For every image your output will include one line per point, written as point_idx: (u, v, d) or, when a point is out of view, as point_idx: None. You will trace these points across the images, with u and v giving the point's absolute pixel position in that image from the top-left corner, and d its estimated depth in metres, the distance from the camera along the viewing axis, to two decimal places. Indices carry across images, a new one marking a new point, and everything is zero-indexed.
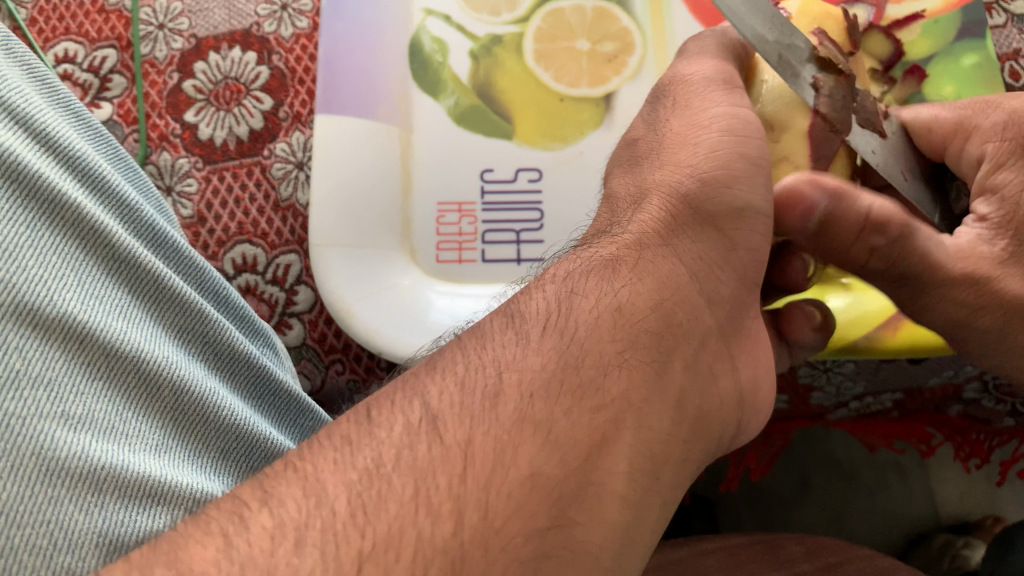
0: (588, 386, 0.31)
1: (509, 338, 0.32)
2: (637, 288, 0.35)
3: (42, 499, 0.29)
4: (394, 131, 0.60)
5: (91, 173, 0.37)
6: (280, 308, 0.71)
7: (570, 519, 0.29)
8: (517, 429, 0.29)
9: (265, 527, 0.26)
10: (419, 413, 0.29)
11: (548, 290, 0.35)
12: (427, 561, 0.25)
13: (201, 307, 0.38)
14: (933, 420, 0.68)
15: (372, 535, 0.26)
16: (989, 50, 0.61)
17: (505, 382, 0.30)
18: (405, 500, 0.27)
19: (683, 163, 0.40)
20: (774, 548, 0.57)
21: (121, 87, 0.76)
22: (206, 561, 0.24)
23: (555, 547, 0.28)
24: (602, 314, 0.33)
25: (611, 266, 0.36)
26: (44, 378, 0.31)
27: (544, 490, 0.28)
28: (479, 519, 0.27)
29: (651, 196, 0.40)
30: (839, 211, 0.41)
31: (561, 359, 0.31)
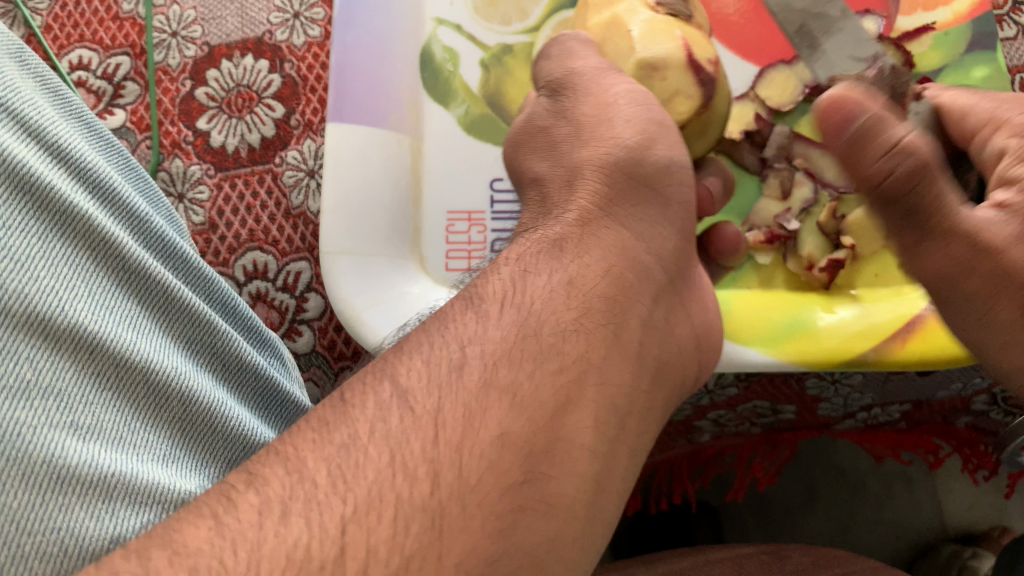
0: (549, 351, 0.32)
1: (470, 316, 0.33)
2: (586, 259, 0.37)
3: (52, 507, 0.29)
4: (405, 140, 0.60)
5: (101, 184, 0.37)
6: (289, 315, 0.71)
7: (541, 473, 0.30)
8: (483, 394, 0.30)
9: (251, 504, 0.26)
10: (389, 391, 0.29)
11: (504, 273, 0.35)
12: (409, 521, 0.26)
13: (209, 318, 0.39)
14: (941, 431, 0.68)
15: (353, 501, 0.26)
16: (1000, 63, 0.60)
17: (468, 360, 0.31)
18: (381, 466, 0.27)
19: (607, 137, 0.42)
20: (779, 559, 0.57)
21: (134, 94, 0.76)
22: (201, 540, 0.25)
23: (530, 500, 0.29)
24: (556, 288, 0.35)
25: (558, 245, 0.37)
26: (54, 388, 0.31)
27: (517, 452, 0.29)
28: (454, 477, 0.28)
29: (584, 172, 0.41)
30: (875, 126, 0.40)
31: (521, 329, 0.32)
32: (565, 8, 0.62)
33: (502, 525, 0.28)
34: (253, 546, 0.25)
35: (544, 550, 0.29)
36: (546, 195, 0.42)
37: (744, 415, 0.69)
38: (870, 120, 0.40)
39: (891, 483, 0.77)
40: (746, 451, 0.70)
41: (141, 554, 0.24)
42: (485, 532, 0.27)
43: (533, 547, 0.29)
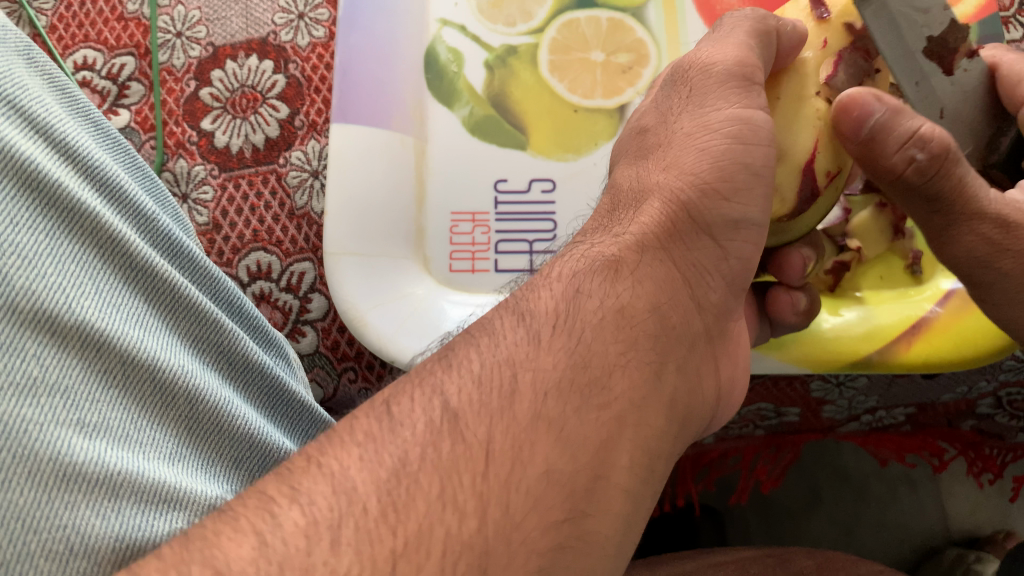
0: (597, 385, 0.31)
1: (513, 321, 0.32)
2: (637, 290, 0.34)
3: (60, 504, 0.29)
4: (408, 140, 0.60)
5: (108, 183, 0.38)
6: (293, 315, 0.71)
7: (582, 511, 0.29)
8: (531, 428, 0.29)
9: (298, 526, 0.25)
10: (440, 412, 0.28)
11: (556, 287, 0.34)
12: (456, 558, 0.26)
13: (216, 317, 0.39)
14: (945, 434, 0.67)
15: (403, 533, 0.25)
16: None
17: (520, 385, 0.30)
18: (431, 499, 0.26)
19: (686, 169, 0.38)
20: (783, 561, 0.57)
21: (139, 94, 0.76)
22: (245, 560, 0.24)
23: (569, 538, 0.28)
24: (606, 315, 0.33)
25: (613, 267, 0.35)
26: (61, 386, 0.31)
27: (562, 490, 0.28)
28: (501, 514, 0.27)
29: (652, 200, 0.38)
30: (890, 124, 0.39)
31: (570, 359, 0.31)
32: (571, 10, 0.63)
33: (543, 563, 0.27)
34: (303, 574, 0.24)
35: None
36: (614, 208, 0.40)
37: (749, 418, 0.69)
38: (882, 117, 0.39)
39: (895, 486, 0.77)
40: (749, 454, 0.69)
41: (181, 569, 0.24)
42: (526, 569, 0.27)
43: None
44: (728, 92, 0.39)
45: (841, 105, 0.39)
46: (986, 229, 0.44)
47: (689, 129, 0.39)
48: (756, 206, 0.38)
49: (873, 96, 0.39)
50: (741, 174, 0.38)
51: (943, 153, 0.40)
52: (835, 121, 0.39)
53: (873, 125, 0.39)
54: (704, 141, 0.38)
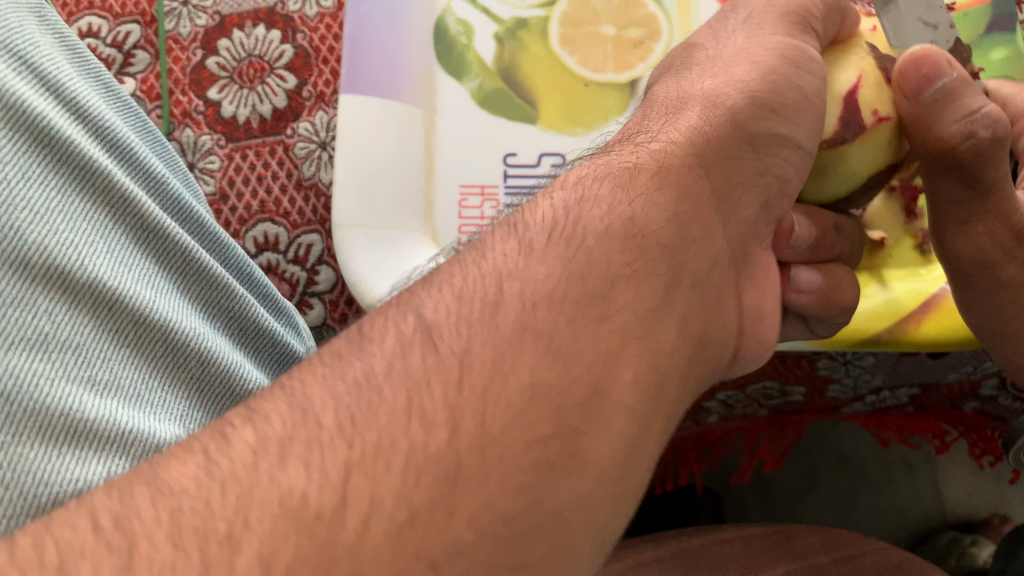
0: (595, 298, 0.27)
1: (511, 246, 0.28)
2: (654, 198, 0.31)
3: (71, 460, 0.29)
4: (418, 112, 0.59)
5: (119, 144, 0.37)
6: (301, 287, 0.71)
7: (574, 428, 0.25)
8: (517, 340, 0.25)
9: (247, 443, 0.22)
10: (413, 326, 0.25)
11: (557, 198, 0.31)
12: (420, 471, 0.22)
13: (226, 282, 0.38)
14: (949, 415, 0.68)
15: (360, 445, 0.22)
16: (1021, 45, 0.59)
17: (506, 295, 0.26)
18: (396, 409, 0.23)
19: (735, 78, 0.37)
20: (788, 539, 0.57)
21: (145, 62, 0.76)
22: (187, 479, 0.21)
23: (558, 455, 0.24)
24: (613, 224, 0.30)
25: (631, 173, 0.32)
26: (72, 342, 0.31)
27: (549, 405, 0.25)
28: (475, 427, 0.23)
29: (693, 100, 0.37)
30: (956, 89, 0.39)
31: (567, 268, 0.28)
32: None
33: (525, 482, 0.23)
34: (243, 493, 0.21)
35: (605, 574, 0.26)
36: (645, 117, 0.38)
37: (753, 397, 0.67)
38: (953, 80, 0.39)
39: (892, 469, 0.78)
40: (752, 432, 0.70)
41: (123, 490, 0.21)
42: (505, 487, 0.23)
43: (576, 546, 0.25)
44: (790, 24, 0.40)
45: (916, 60, 0.38)
46: (1000, 233, 0.47)
47: (744, 46, 0.39)
48: (803, 129, 0.38)
49: (945, 59, 0.39)
50: (791, 92, 0.37)
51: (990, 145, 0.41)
52: (903, 75, 0.39)
53: (944, 86, 0.38)
54: (756, 55, 0.38)
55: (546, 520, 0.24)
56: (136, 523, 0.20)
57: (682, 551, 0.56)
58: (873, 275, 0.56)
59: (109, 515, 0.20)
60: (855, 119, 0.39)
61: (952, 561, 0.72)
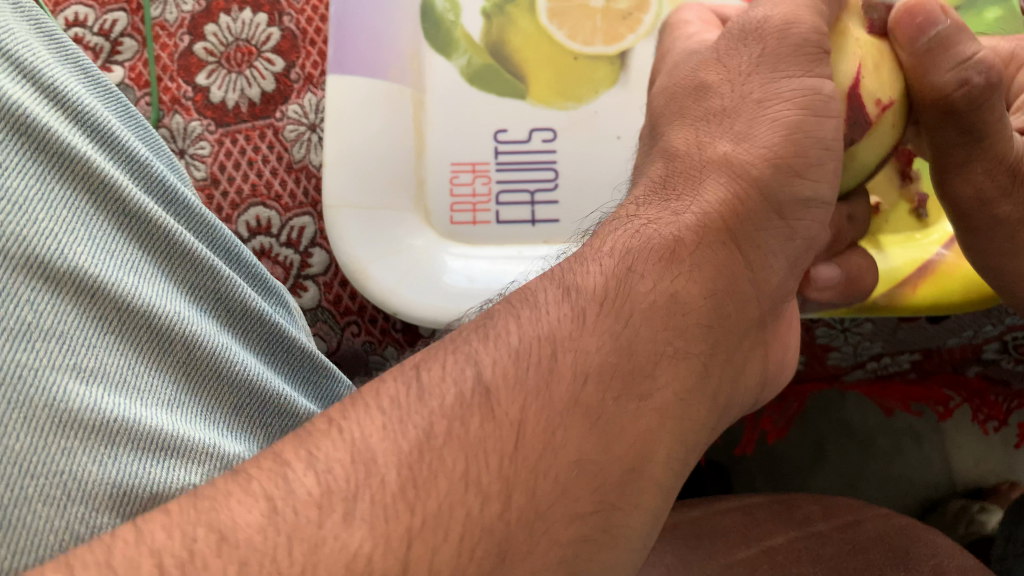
0: (642, 375, 0.29)
1: (565, 312, 0.29)
2: (691, 277, 0.31)
3: (56, 450, 0.29)
4: (406, 91, 0.59)
5: (99, 130, 0.37)
6: (294, 269, 0.71)
7: (611, 504, 0.28)
8: (568, 413, 0.27)
9: (312, 499, 0.24)
10: (471, 384, 0.27)
11: (603, 265, 0.32)
12: (473, 543, 0.25)
13: (212, 264, 0.38)
14: (951, 381, 0.66)
15: (422, 512, 0.24)
16: (1014, 4, 0.58)
17: (560, 364, 0.28)
18: (455, 479, 0.25)
19: (756, 140, 0.35)
20: (789, 507, 0.57)
21: (132, 50, 0.75)
22: (252, 530, 0.23)
23: (593, 531, 0.27)
24: (658, 301, 0.31)
25: (670, 255, 0.32)
26: (56, 331, 0.31)
27: (592, 482, 0.27)
28: (526, 502, 0.26)
29: (714, 159, 0.35)
30: (951, 38, 0.37)
31: (616, 343, 0.29)
32: None
33: (566, 556, 0.26)
34: (310, 549, 0.23)
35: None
36: (667, 179, 0.36)
37: None
38: (948, 28, 0.36)
39: (899, 439, 0.78)
40: None
41: (185, 529, 0.23)
42: (547, 561, 0.26)
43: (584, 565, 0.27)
44: (802, 57, 0.35)
45: (907, 8, 0.36)
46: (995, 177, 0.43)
47: (760, 97, 0.35)
48: (828, 183, 0.35)
49: (939, 7, 0.36)
50: (813, 149, 0.34)
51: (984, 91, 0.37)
52: (896, 24, 0.37)
53: (936, 34, 0.36)
54: (777, 110, 0.34)
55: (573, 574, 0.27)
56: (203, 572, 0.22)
57: (683, 522, 0.56)
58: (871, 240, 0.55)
59: (176, 560, 0.22)
60: (861, 116, 0.36)
61: (961, 527, 0.73)
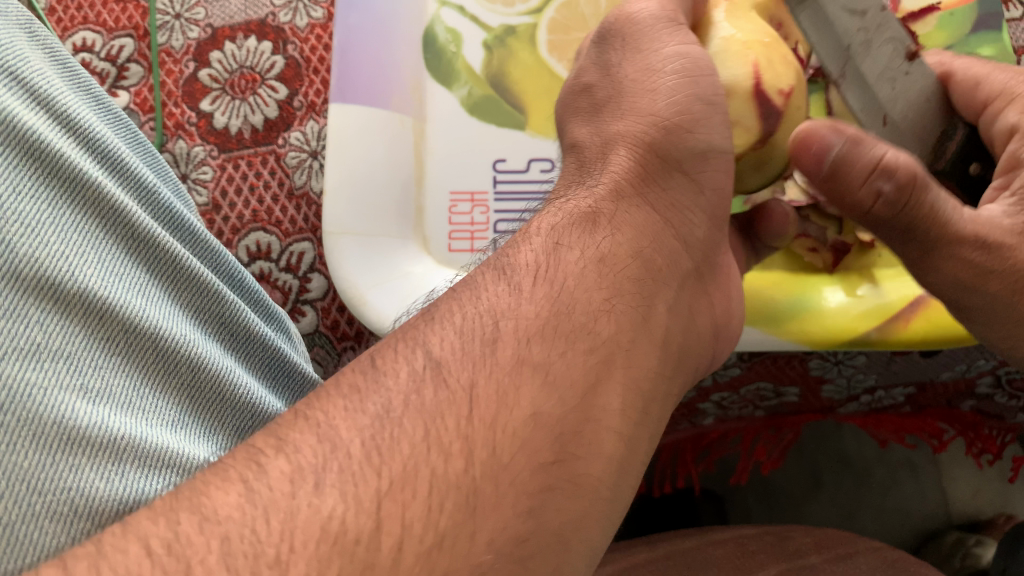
0: (581, 330, 0.31)
1: (502, 287, 0.31)
2: (617, 239, 0.34)
3: (64, 467, 0.29)
4: (408, 121, 0.60)
5: (109, 155, 0.38)
6: (293, 295, 0.72)
7: (571, 453, 0.29)
8: (516, 372, 0.28)
9: (283, 472, 0.24)
10: (422, 361, 0.28)
11: (535, 243, 0.34)
12: (443, 497, 0.25)
13: (217, 289, 0.39)
14: (945, 414, 0.67)
15: (388, 474, 0.25)
16: (1006, 43, 0.59)
17: (502, 333, 0.29)
18: (416, 440, 0.26)
19: (643, 111, 0.38)
20: (782, 539, 0.57)
21: (138, 75, 0.77)
22: (230, 507, 0.23)
23: (558, 480, 0.28)
24: (587, 266, 0.33)
25: (591, 219, 0.35)
26: (64, 352, 0.31)
27: (548, 431, 0.28)
28: (488, 455, 0.26)
29: (617, 145, 0.38)
30: (852, 159, 0.38)
31: (553, 306, 0.31)
32: None
33: (533, 503, 0.27)
34: (285, 518, 0.23)
35: (585, 561, 0.29)
36: (582, 165, 0.39)
37: (748, 398, 0.67)
38: (842, 151, 0.38)
39: (896, 471, 0.78)
40: (749, 435, 0.69)
41: (169, 516, 0.23)
42: (516, 510, 0.26)
43: (558, 526, 0.28)
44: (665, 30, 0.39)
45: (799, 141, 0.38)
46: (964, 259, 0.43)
47: (635, 75, 0.39)
48: (719, 134, 0.38)
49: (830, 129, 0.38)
50: (696, 105, 0.37)
51: (909, 182, 0.38)
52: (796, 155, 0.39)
53: (832, 160, 0.38)
54: (653, 82, 0.38)
55: (550, 538, 0.27)
56: (189, 547, 0.22)
57: (676, 552, 0.56)
58: (866, 275, 0.56)
59: (161, 540, 0.23)
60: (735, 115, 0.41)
61: (956, 561, 0.72)
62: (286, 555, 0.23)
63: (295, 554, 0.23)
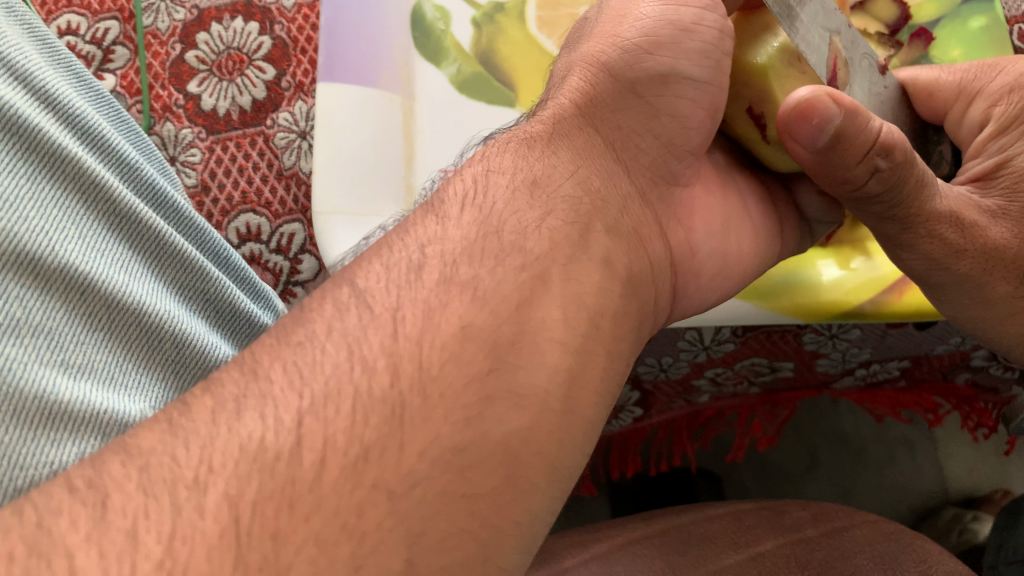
0: (511, 248, 0.31)
1: (431, 220, 0.32)
2: (552, 160, 0.35)
3: (45, 442, 0.29)
4: (396, 99, 0.60)
5: (90, 131, 0.37)
6: (284, 276, 0.70)
7: (510, 363, 0.29)
8: (443, 290, 0.29)
9: (206, 406, 0.25)
10: (347, 293, 0.28)
11: (467, 174, 0.34)
12: (368, 411, 0.25)
13: (203, 265, 0.38)
14: (941, 388, 0.66)
15: (310, 395, 0.25)
16: (998, 12, 0.58)
17: (428, 253, 0.30)
18: (340, 361, 0.26)
19: (612, 33, 0.39)
20: (778, 513, 0.57)
21: (124, 58, 0.76)
22: (152, 441, 0.23)
23: (497, 391, 0.28)
24: (518, 188, 0.34)
25: (528, 143, 0.36)
26: (45, 328, 0.31)
27: (479, 343, 0.28)
28: (414, 369, 0.27)
29: (575, 68, 0.39)
30: (851, 130, 0.37)
31: (481, 227, 0.31)
32: None
33: (469, 414, 0.27)
34: (205, 444, 0.23)
35: (545, 477, 0.29)
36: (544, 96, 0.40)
37: (743, 374, 0.66)
38: (843, 121, 0.36)
39: (893, 448, 0.78)
40: (745, 411, 0.69)
41: (94, 458, 0.23)
42: (450, 421, 0.27)
43: (503, 437, 0.28)
44: None
45: (800, 110, 0.36)
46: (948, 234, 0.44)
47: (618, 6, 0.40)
48: (688, 59, 0.37)
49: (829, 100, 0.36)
50: (665, 29, 0.38)
51: (903, 159, 0.39)
52: (791, 127, 0.36)
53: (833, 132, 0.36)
54: (627, 8, 0.39)
55: (494, 449, 0.27)
56: (109, 479, 0.22)
57: (672, 528, 0.56)
58: (858, 247, 0.56)
59: (83, 478, 0.22)
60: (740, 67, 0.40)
61: (954, 536, 0.73)
62: (205, 476, 0.23)
63: (214, 475, 0.23)
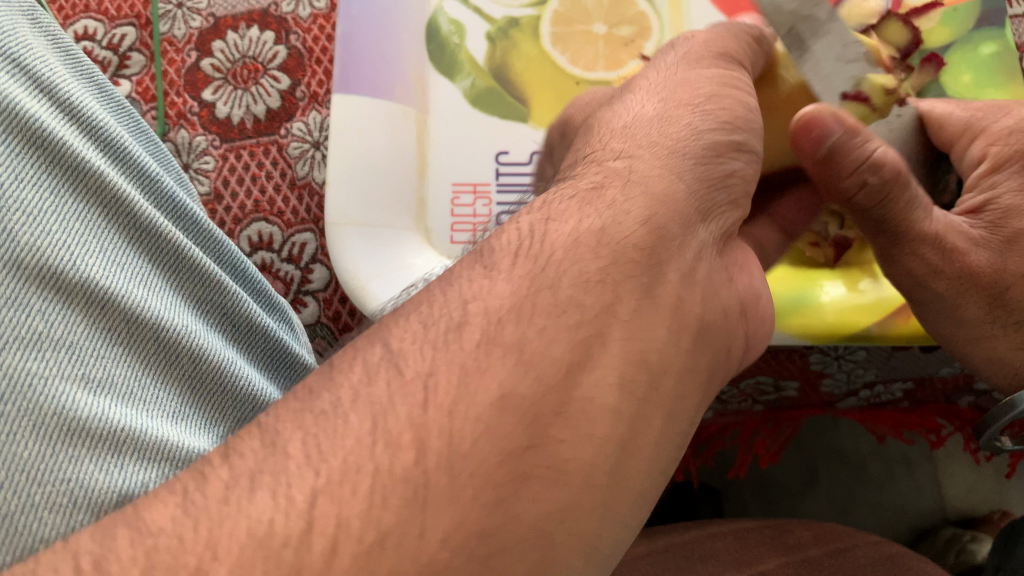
0: (567, 304, 0.28)
1: (478, 270, 0.30)
2: (624, 207, 0.31)
3: (64, 457, 0.29)
4: (410, 112, 0.60)
5: (112, 143, 0.38)
6: (295, 285, 0.72)
7: (552, 437, 0.26)
8: (483, 353, 0.27)
9: (221, 480, 0.24)
10: (380, 355, 0.27)
11: (523, 222, 0.31)
12: (388, 492, 0.24)
13: (220, 278, 0.39)
14: (943, 411, 0.67)
15: (326, 472, 0.24)
16: (1009, 39, 0.58)
17: (470, 314, 0.28)
18: (362, 435, 0.24)
19: (683, 99, 0.36)
20: (782, 533, 0.57)
21: (139, 64, 0.77)
22: (164, 519, 0.23)
23: (534, 468, 0.26)
24: (582, 236, 0.30)
25: (593, 190, 0.32)
26: (66, 341, 0.31)
27: (519, 414, 0.26)
28: (443, 444, 0.25)
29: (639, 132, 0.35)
30: (847, 145, 0.40)
31: (533, 282, 0.29)
32: None
33: (501, 495, 0.25)
34: (214, 525, 0.22)
35: (581, 558, 0.26)
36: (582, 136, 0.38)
37: (748, 392, 0.67)
38: (841, 138, 0.39)
39: (893, 467, 0.78)
40: (749, 428, 0.69)
41: (106, 533, 0.23)
42: (479, 502, 0.24)
43: (537, 520, 0.25)
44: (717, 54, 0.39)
45: (803, 123, 0.39)
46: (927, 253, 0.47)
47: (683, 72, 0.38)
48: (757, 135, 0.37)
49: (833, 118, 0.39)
50: (737, 106, 0.36)
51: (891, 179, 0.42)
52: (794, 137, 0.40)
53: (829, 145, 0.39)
54: (696, 76, 0.37)
55: (527, 534, 0.25)
56: (115, 565, 0.22)
57: (678, 544, 0.56)
58: (866, 271, 0.56)
59: (91, 558, 0.22)
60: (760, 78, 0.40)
61: (953, 556, 0.72)
62: (208, 563, 0.22)
63: (218, 562, 0.22)
